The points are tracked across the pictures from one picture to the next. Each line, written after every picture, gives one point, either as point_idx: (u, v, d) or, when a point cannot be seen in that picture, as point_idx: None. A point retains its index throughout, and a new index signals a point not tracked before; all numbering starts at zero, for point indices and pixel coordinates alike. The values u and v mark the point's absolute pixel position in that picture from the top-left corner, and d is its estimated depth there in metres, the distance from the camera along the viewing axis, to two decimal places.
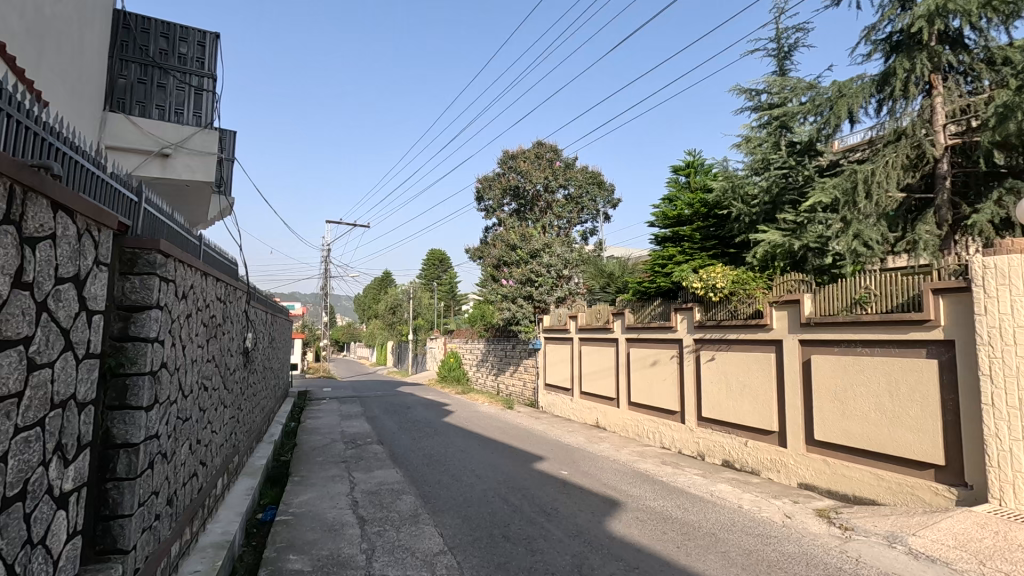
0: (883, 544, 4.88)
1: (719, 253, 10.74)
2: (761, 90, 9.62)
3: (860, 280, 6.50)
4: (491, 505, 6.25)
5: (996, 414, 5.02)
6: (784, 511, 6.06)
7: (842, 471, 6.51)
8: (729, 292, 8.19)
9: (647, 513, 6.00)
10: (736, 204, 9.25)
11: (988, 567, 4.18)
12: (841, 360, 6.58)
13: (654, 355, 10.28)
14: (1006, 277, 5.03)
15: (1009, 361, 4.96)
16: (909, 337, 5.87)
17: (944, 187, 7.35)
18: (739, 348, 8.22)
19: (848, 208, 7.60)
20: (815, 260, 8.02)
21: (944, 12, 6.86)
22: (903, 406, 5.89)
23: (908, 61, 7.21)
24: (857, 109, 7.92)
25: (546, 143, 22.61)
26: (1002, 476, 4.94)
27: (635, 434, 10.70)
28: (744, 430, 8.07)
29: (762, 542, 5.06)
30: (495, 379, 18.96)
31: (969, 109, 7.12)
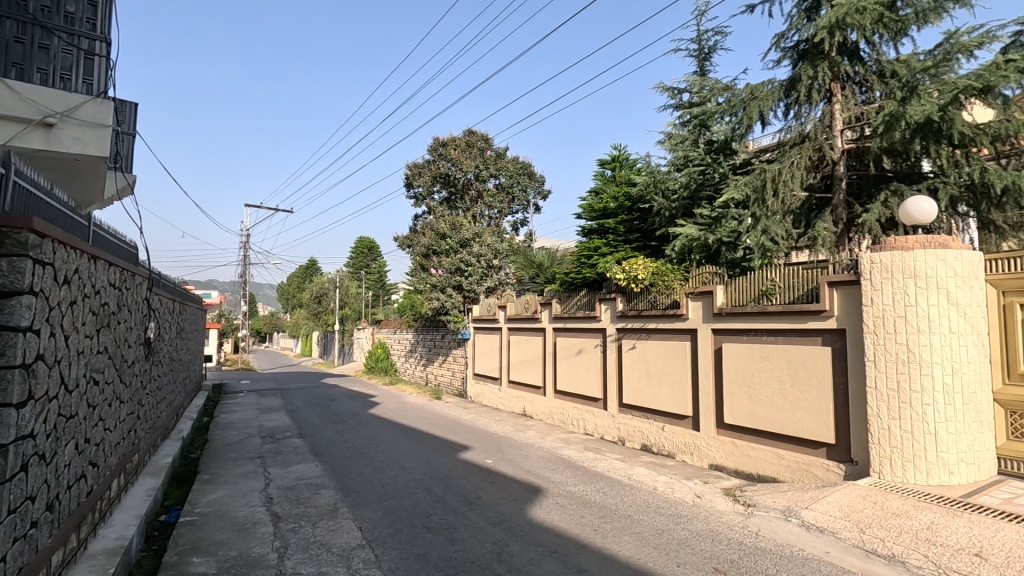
0: (780, 518, 5.24)
1: (642, 245, 11.16)
2: (682, 90, 9.99)
3: (767, 274, 6.93)
4: (413, 496, 6.17)
5: (878, 396, 5.52)
6: (695, 491, 6.39)
7: (748, 451, 6.96)
8: (649, 283, 8.56)
9: (568, 498, 6.14)
10: (657, 198, 9.82)
11: (867, 534, 4.58)
12: (749, 347, 7.02)
13: (579, 344, 10.53)
14: (889, 271, 5.51)
15: (890, 348, 5.47)
16: (807, 325, 6.33)
17: (841, 188, 7.91)
18: (659, 338, 8.56)
19: (758, 205, 8.08)
20: (727, 254, 8.47)
21: (843, 26, 7.34)
22: (801, 390, 6.37)
23: (812, 69, 7.74)
24: (766, 111, 8.28)
25: (477, 132, 22.50)
26: (882, 452, 5.47)
27: (561, 422, 10.94)
28: (662, 415, 8.45)
29: (673, 522, 5.32)
30: (424, 369, 18.78)
31: (863, 117, 7.72)
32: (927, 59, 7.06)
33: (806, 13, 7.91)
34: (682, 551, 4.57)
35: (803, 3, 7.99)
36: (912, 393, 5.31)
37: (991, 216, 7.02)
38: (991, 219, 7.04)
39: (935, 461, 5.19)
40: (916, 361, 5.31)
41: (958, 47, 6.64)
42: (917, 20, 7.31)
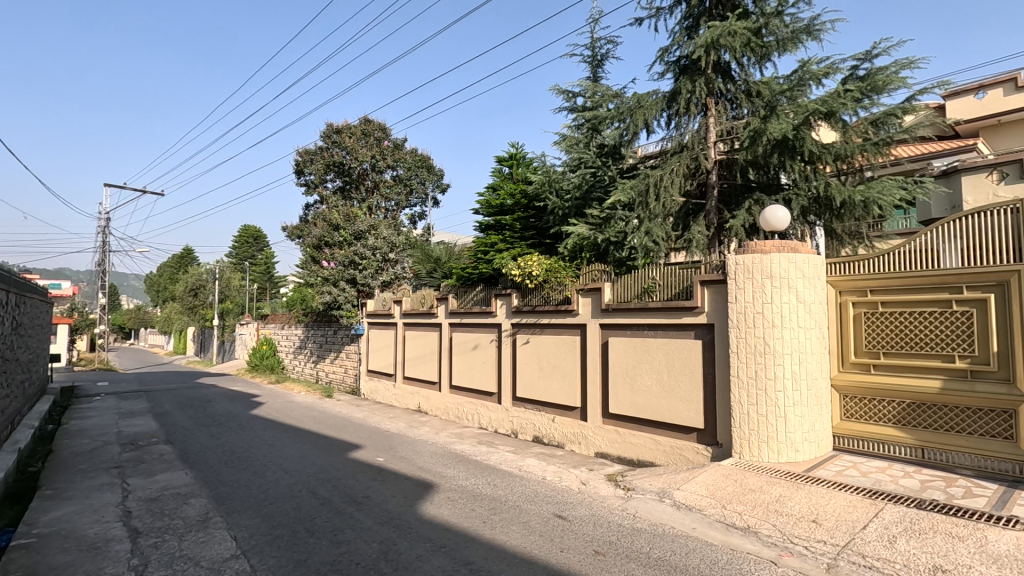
0: (655, 499, 5.63)
1: (536, 242, 11.42)
2: (576, 94, 10.35)
3: (648, 272, 7.40)
4: (296, 500, 5.85)
5: (740, 384, 6.11)
6: (580, 478, 6.70)
7: (629, 439, 7.43)
8: (542, 279, 8.79)
9: (459, 492, 6.15)
10: (551, 197, 10.13)
11: (728, 508, 5.04)
12: (632, 341, 7.46)
13: (475, 339, 10.59)
14: (751, 272, 6.11)
15: (750, 340, 6.07)
16: (682, 320, 6.86)
17: (713, 195, 8.66)
18: (551, 332, 8.83)
19: (642, 207, 8.56)
20: (615, 253, 8.94)
21: (717, 46, 7.99)
22: (676, 380, 6.89)
23: (690, 84, 8.36)
24: (651, 119, 8.80)
25: (374, 121, 21.71)
26: (742, 434, 6.06)
27: (455, 416, 10.95)
28: (553, 407, 8.76)
29: (559, 509, 5.52)
30: (314, 366, 17.91)
31: (732, 132, 8.49)
32: (785, 83, 7.90)
33: (686, 31, 8.53)
34: (565, 536, 4.76)
35: (684, 22, 8.61)
36: (768, 381, 5.94)
37: (832, 225, 8.04)
38: (832, 228, 8.06)
39: (785, 441, 5.86)
40: (770, 352, 5.95)
41: (809, 75, 7.50)
42: (778, 47, 8.15)
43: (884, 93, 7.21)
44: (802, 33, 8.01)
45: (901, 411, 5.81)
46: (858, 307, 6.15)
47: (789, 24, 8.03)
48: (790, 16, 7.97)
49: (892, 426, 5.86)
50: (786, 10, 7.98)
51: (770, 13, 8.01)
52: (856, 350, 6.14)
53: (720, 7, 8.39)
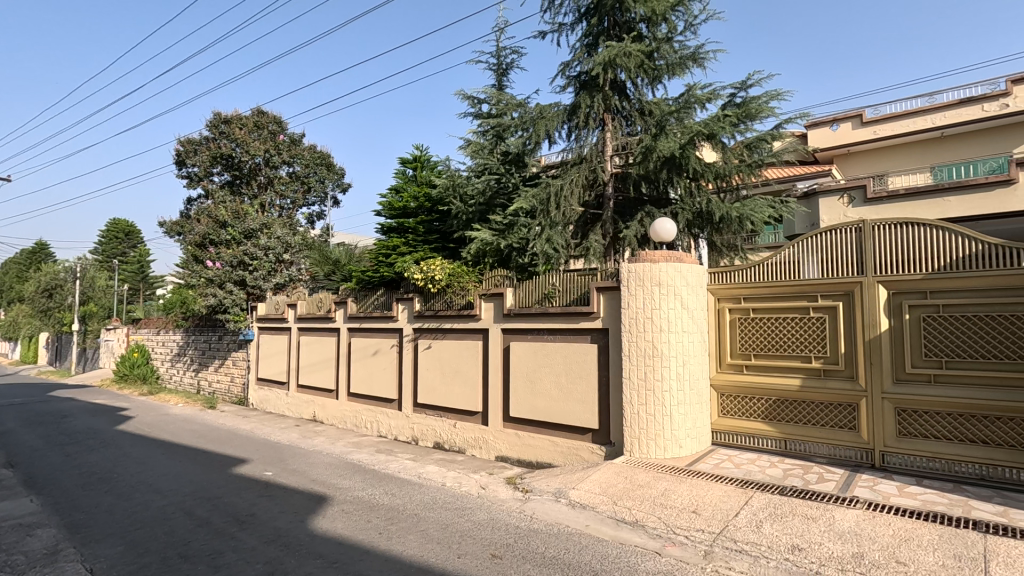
0: (552, 499, 5.77)
1: (440, 246, 11.33)
2: (481, 100, 10.44)
3: (548, 278, 7.63)
4: (168, 523, 5.32)
5: (631, 386, 6.44)
6: (480, 483, 6.72)
7: (528, 441, 7.58)
8: (445, 284, 8.71)
9: (354, 504, 5.92)
10: (455, 202, 10.11)
11: (619, 504, 5.29)
12: (532, 345, 7.63)
13: (375, 344, 10.28)
14: (642, 279, 6.49)
15: (640, 344, 6.43)
16: (580, 325, 7.12)
17: (609, 206, 9.12)
18: (454, 337, 8.80)
19: (543, 216, 8.80)
20: (517, 258, 9.12)
21: (614, 66, 8.42)
22: (573, 383, 7.14)
23: (589, 99, 8.73)
24: (553, 130, 9.08)
25: (269, 113, 20.43)
26: (633, 433, 6.40)
27: (353, 425, 10.56)
28: (454, 412, 8.72)
29: (457, 515, 5.49)
30: (195, 375, 16.43)
31: (627, 147, 8.98)
32: (673, 104, 8.49)
33: (586, 48, 8.91)
34: (463, 542, 4.74)
35: (584, 39, 8.98)
36: (655, 382, 6.33)
37: (713, 238, 8.76)
38: (713, 240, 8.79)
39: (670, 438, 6.27)
40: (658, 355, 6.35)
41: (694, 99, 8.13)
42: (668, 71, 8.75)
43: (757, 120, 7.98)
44: (689, 60, 8.66)
45: (768, 408, 6.45)
46: (733, 314, 6.75)
47: (677, 50, 8.65)
48: (679, 43, 8.60)
49: (761, 421, 6.48)
50: (675, 37, 8.60)
51: (661, 38, 8.59)
52: (732, 352, 6.73)
53: (617, 28, 8.85)
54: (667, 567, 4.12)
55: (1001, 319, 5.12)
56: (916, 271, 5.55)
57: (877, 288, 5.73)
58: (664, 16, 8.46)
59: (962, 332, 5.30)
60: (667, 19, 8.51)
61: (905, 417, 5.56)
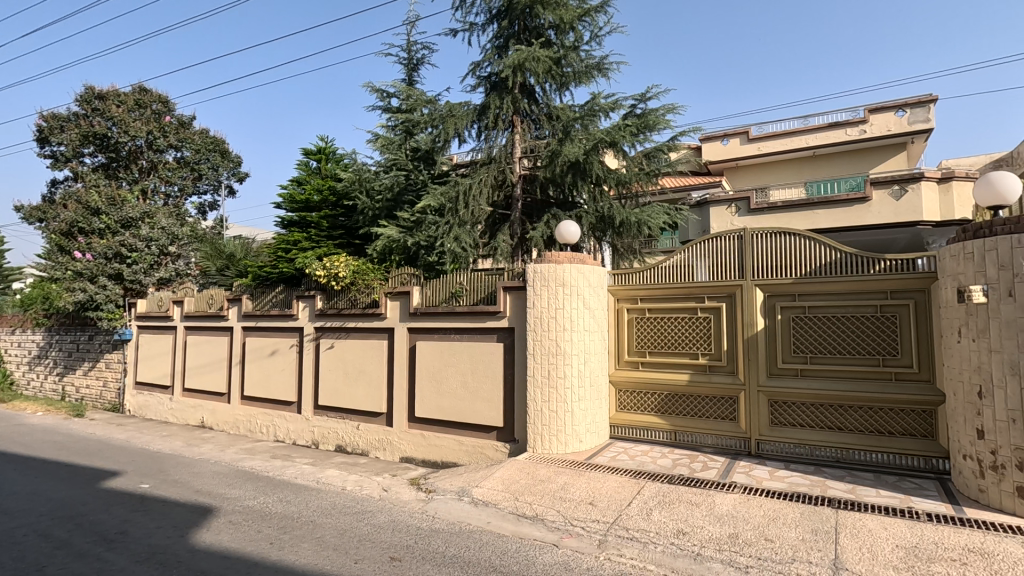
0: (455, 498, 5.76)
1: (345, 242, 10.95)
2: (390, 94, 10.21)
3: (456, 277, 7.63)
4: (17, 548, 4.68)
5: (535, 384, 6.59)
6: (382, 485, 6.56)
7: (433, 441, 7.52)
8: (349, 282, 8.36)
9: (243, 514, 5.56)
10: (361, 196, 9.81)
11: (521, 499, 5.39)
12: (439, 345, 7.57)
13: (272, 344, 9.72)
14: (547, 280, 6.66)
15: (544, 342, 6.60)
16: (487, 325, 7.17)
17: (517, 207, 9.26)
18: (357, 337, 8.53)
19: (452, 214, 8.77)
20: (424, 257, 9.03)
21: (523, 69, 8.57)
22: (479, 381, 7.18)
23: (499, 100, 8.82)
24: (462, 129, 9.03)
25: (152, 91, 18.61)
26: (537, 430, 6.55)
27: (247, 430, 9.93)
28: (357, 414, 8.46)
29: (356, 519, 5.33)
30: (59, 380, 14.61)
31: (535, 150, 9.18)
32: (579, 111, 8.79)
33: (496, 49, 9.00)
34: (361, 547, 4.60)
35: (494, 41, 9.06)
36: (558, 380, 6.52)
37: (615, 241, 9.18)
38: (614, 244, 9.22)
39: (571, 433, 6.49)
40: (561, 353, 6.54)
41: (598, 107, 8.47)
42: (575, 78, 9.04)
43: (654, 131, 8.45)
44: (594, 69, 9.01)
45: (661, 402, 6.86)
46: (631, 314, 7.12)
47: (584, 59, 8.96)
48: (585, 53, 8.91)
49: (655, 415, 6.89)
50: (581, 46, 8.91)
51: (568, 46, 8.86)
52: (629, 350, 7.09)
53: (526, 33, 9.00)
54: (564, 557, 4.26)
55: (854, 320, 5.80)
56: (787, 276, 6.15)
57: (755, 291, 6.29)
58: (571, 25, 8.74)
59: (824, 331, 5.95)
60: (574, 28, 8.80)
61: (777, 408, 6.15)
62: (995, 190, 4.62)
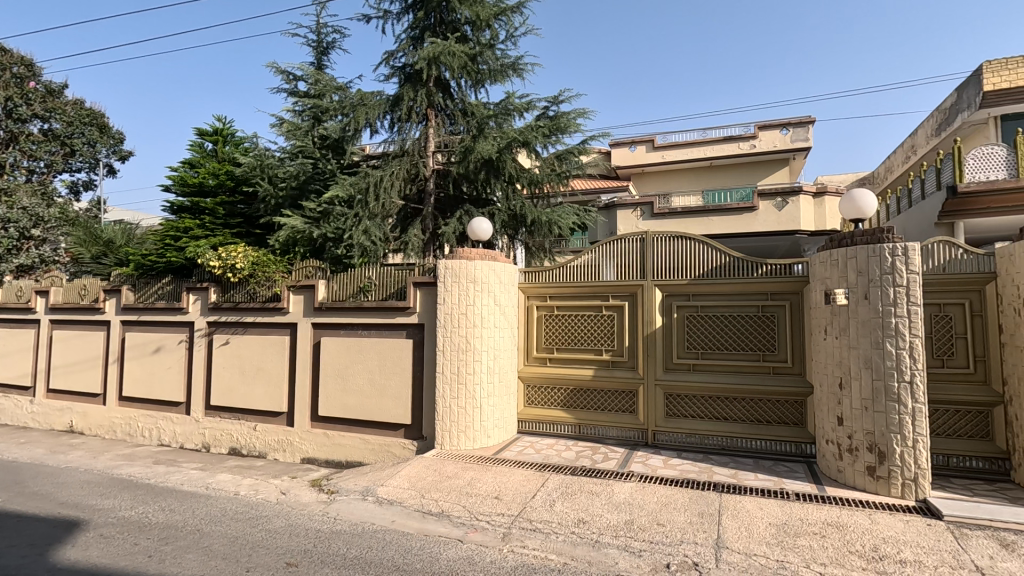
0: (359, 498, 5.59)
1: (244, 232, 10.31)
2: (297, 77, 9.72)
3: (365, 271, 7.42)
4: None
5: (444, 380, 6.56)
6: (280, 488, 6.23)
7: (337, 441, 7.27)
8: (248, 274, 7.77)
9: (117, 526, 5.05)
10: (262, 183, 9.25)
11: (427, 497, 5.34)
12: (345, 341, 7.32)
13: (157, 340, 8.91)
14: (458, 277, 6.64)
15: (454, 339, 6.58)
16: (396, 320, 7.03)
17: (430, 202, 9.15)
18: (256, 332, 8.03)
19: (361, 206, 8.51)
20: (331, 249, 8.70)
21: (438, 63, 8.47)
22: (387, 379, 7.03)
23: (412, 92, 8.66)
24: (374, 119, 8.76)
25: (12, 53, 16.16)
26: (445, 426, 6.52)
27: (125, 435, 9.03)
28: (254, 414, 7.98)
29: (249, 525, 5.03)
30: None
31: (449, 145, 9.13)
32: (493, 109, 8.83)
33: (411, 40, 8.84)
34: (253, 554, 4.34)
35: (410, 31, 8.89)
36: (467, 376, 6.52)
37: (526, 240, 9.33)
38: (526, 243, 9.36)
39: (479, 428, 6.52)
40: (470, 350, 6.56)
41: (512, 107, 8.57)
42: (490, 76, 9.08)
43: (565, 133, 8.67)
44: (509, 68, 9.08)
45: (566, 397, 7.09)
46: (539, 311, 7.29)
47: (499, 57, 9.01)
48: (500, 51, 8.97)
49: (560, 409, 7.10)
50: (497, 44, 8.96)
51: (484, 43, 8.88)
52: (537, 347, 7.25)
53: (442, 26, 8.92)
54: (468, 552, 4.28)
55: (739, 319, 6.32)
56: (683, 277, 6.58)
57: (654, 291, 6.67)
58: (487, 23, 8.75)
59: (714, 328, 6.43)
60: (490, 27, 8.84)
61: (672, 401, 6.57)
62: (855, 205, 5.23)
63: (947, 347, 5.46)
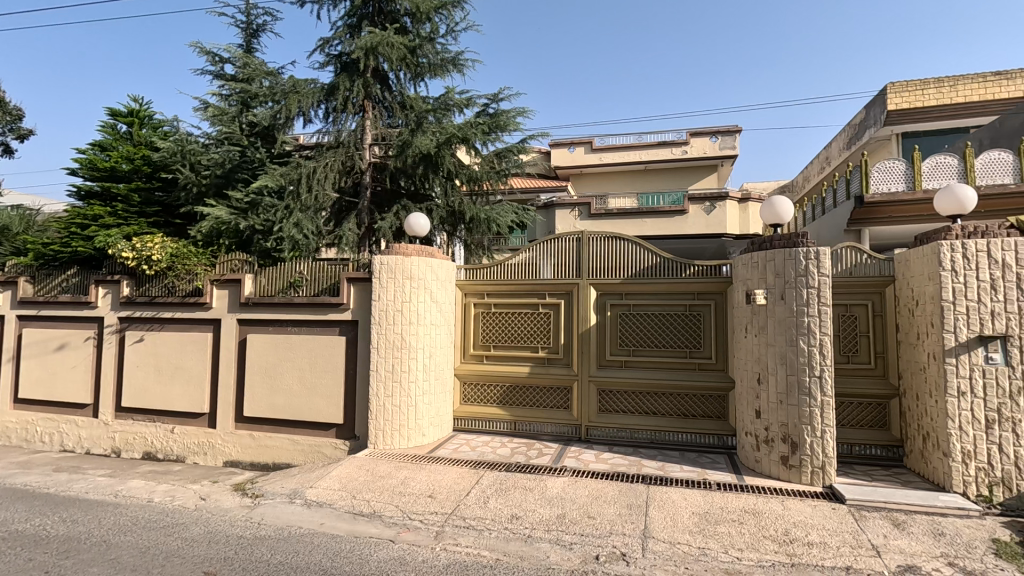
0: (285, 501, 5.37)
1: (161, 222, 9.70)
2: (223, 59, 9.21)
3: (295, 265, 7.12)
4: None
5: (378, 378, 6.42)
6: (199, 494, 5.89)
7: (264, 442, 6.97)
8: (166, 266, 7.28)
9: (8, 541, 4.60)
10: (183, 170, 8.71)
11: (358, 498, 5.21)
12: (273, 338, 7.00)
13: (60, 337, 8.18)
14: (393, 273, 6.52)
15: (389, 336, 6.45)
16: (328, 317, 6.81)
17: (366, 195, 8.92)
18: (174, 328, 7.54)
19: (292, 198, 8.18)
20: (260, 242, 8.35)
21: (375, 53, 8.26)
22: (318, 377, 6.80)
23: (348, 82, 8.41)
24: (307, 108, 8.43)
25: None
26: (379, 425, 6.38)
27: (21, 440, 8.25)
28: (172, 416, 7.50)
29: (163, 534, 4.72)
30: None
31: (386, 138, 8.93)
32: (432, 103, 8.73)
33: (348, 28, 8.58)
34: (166, 565, 4.08)
35: (346, 19, 8.62)
36: (402, 374, 6.41)
37: (464, 237, 9.28)
38: (464, 240, 9.31)
39: (414, 427, 6.43)
40: (405, 347, 6.45)
41: (452, 102, 8.50)
42: (429, 70, 8.96)
43: (505, 131, 8.69)
44: (449, 63, 9.01)
45: (502, 394, 7.12)
46: (477, 308, 7.28)
47: (439, 52, 8.91)
48: (440, 46, 8.87)
49: (496, 406, 7.13)
50: (437, 38, 8.85)
51: (424, 36, 8.75)
52: (474, 344, 7.24)
53: (380, 16, 8.71)
54: (399, 552, 4.22)
55: (669, 317, 6.58)
56: (616, 276, 6.77)
57: (589, 289, 6.82)
58: (427, 16, 8.63)
59: (645, 326, 6.65)
60: (431, 20, 8.72)
61: (605, 396, 6.75)
62: (774, 211, 5.56)
63: (852, 344, 5.92)
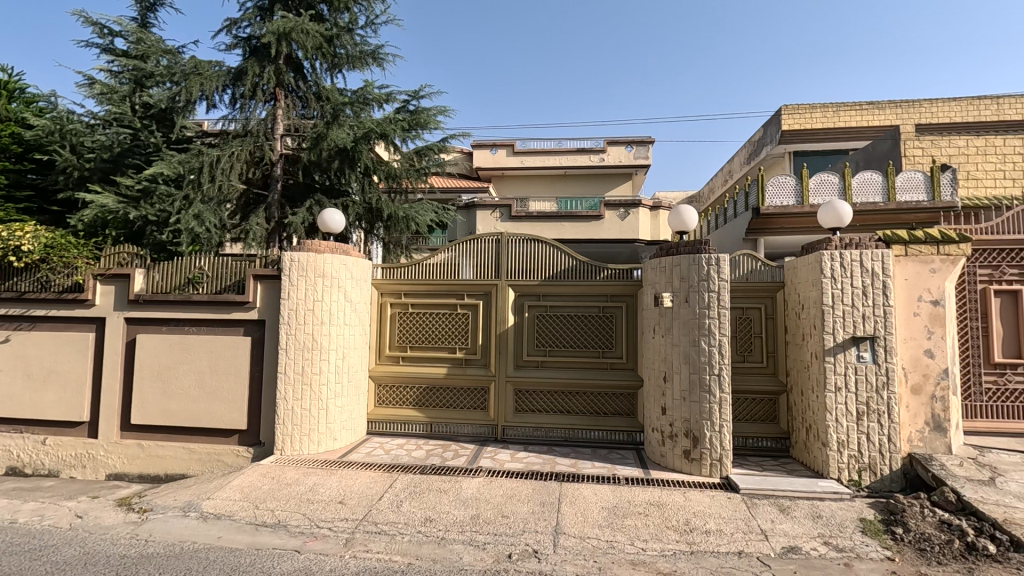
0: (178, 515, 4.96)
1: (34, 207, 8.70)
2: (114, 33, 8.40)
3: (195, 260, 6.60)
4: None
5: (286, 381, 6.10)
6: (75, 511, 5.30)
7: (155, 452, 6.41)
8: (38, 258, 6.45)
9: None
10: (61, 151, 7.84)
11: (261, 508, 4.92)
12: (168, 339, 6.45)
13: None
14: (305, 270, 6.22)
15: (299, 336, 6.15)
16: (232, 316, 6.40)
17: (276, 188, 8.44)
18: (49, 328, 6.75)
19: (192, 187, 7.60)
20: (154, 234, 7.82)
21: (288, 40, 7.84)
22: (218, 380, 6.35)
23: (258, 67, 7.93)
24: (211, 92, 7.80)
25: None
26: (286, 430, 6.06)
27: None
28: (44, 426, 6.71)
29: (28, 559, 4.19)
30: None
31: (299, 129, 8.51)
32: (349, 96, 8.44)
33: (258, 11, 8.10)
34: None
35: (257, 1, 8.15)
36: (313, 376, 6.13)
37: (382, 235, 9.03)
38: (382, 238, 9.03)
39: (325, 431, 6.17)
40: (317, 348, 6.17)
41: (370, 97, 8.28)
42: (347, 61, 8.66)
43: (425, 129, 8.58)
44: (368, 56, 8.76)
45: (419, 395, 7.01)
46: (393, 308, 7.11)
47: (358, 44, 8.63)
48: (359, 37, 8.60)
49: (412, 408, 7.01)
50: (355, 30, 8.59)
51: (342, 26, 8.45)
52: (390, 345, 7.08)
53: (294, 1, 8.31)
54: (305, 563, 4.03)
55: (583, 318, 6.78)
56: (534, 278, 6.87)
57: (507, 291, 6.88)
58: (345, 5, 8.35)
59: (561, 327, 6.81)
60: (349, 10, 8.44)
61: (520, 396, 6.84)
62: (680, 219, 5.89)
63: (747, 344, 6.40)
